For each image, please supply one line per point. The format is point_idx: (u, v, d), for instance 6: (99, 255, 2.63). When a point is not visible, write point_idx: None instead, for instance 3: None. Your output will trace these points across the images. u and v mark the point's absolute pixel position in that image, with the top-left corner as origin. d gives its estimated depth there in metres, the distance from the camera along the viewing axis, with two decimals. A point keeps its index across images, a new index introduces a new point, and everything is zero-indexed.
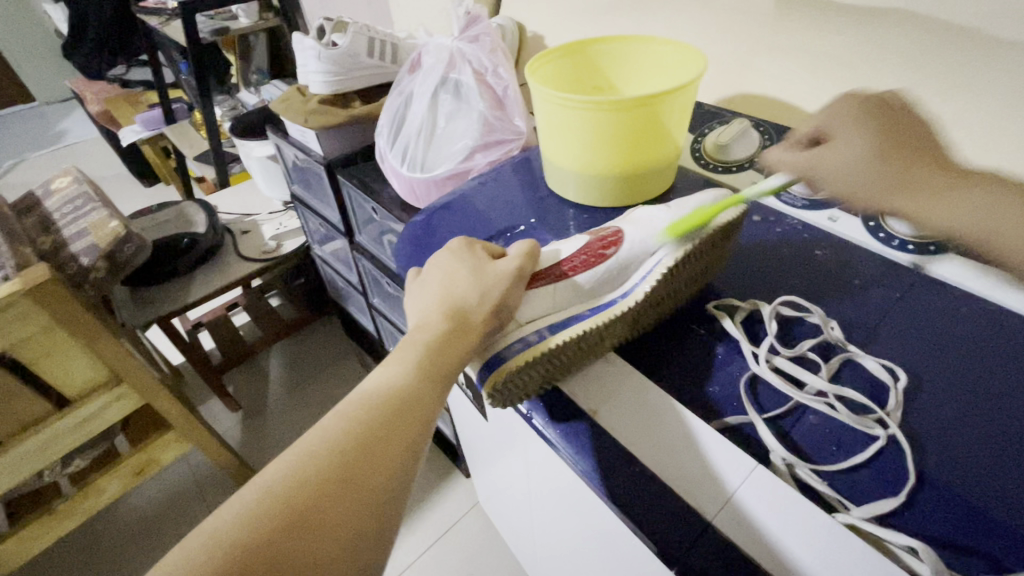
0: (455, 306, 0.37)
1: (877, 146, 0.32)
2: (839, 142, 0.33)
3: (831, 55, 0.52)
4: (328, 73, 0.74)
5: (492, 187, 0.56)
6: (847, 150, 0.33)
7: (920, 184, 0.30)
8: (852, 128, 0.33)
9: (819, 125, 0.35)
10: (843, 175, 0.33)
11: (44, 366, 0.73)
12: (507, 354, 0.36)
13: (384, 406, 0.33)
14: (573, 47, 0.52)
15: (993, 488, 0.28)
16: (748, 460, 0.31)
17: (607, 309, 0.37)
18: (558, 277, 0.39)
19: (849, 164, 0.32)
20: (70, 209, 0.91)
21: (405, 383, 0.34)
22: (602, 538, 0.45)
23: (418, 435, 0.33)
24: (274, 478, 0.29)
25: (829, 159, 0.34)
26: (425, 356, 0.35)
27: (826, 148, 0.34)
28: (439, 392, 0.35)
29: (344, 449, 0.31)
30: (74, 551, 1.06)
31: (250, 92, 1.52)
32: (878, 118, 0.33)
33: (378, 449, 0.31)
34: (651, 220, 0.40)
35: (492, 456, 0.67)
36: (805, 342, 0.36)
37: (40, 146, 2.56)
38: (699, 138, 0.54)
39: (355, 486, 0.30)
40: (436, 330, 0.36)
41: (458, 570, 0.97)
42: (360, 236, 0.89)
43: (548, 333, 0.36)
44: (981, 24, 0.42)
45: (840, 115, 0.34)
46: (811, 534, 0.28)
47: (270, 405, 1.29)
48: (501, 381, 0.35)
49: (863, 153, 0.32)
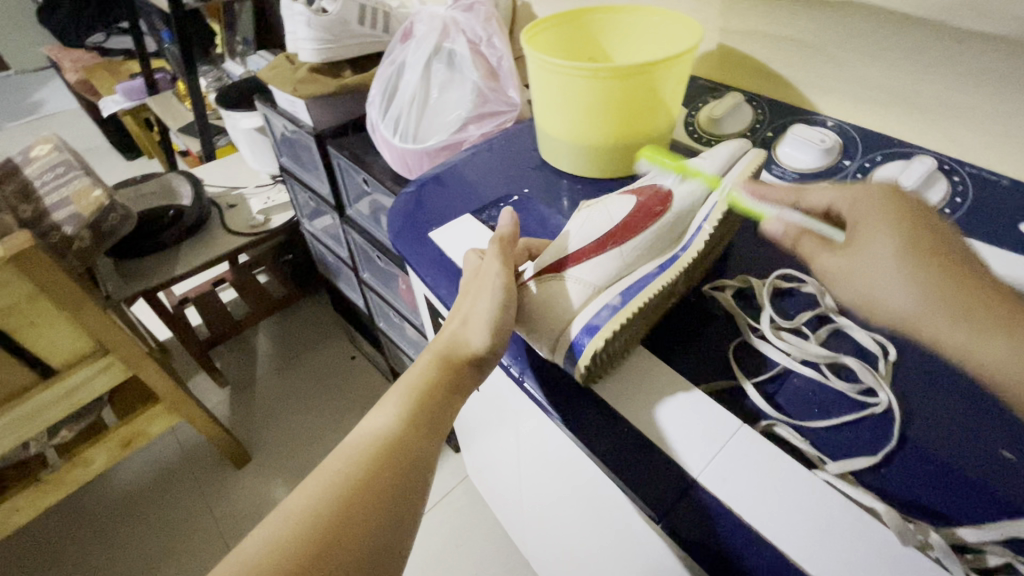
0: (443, 345, 0.40)
1: (920, 258, 0.31)
2: (865, 241, 0.33)
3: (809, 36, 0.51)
4: (318, 41, 0.73)
5: (486, 158, 0.56)
6: (874, 251, 0.32)
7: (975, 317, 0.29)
8: (881, 226, 0.32)
9: (836, 206, 0.36)
10: (898, 305, 0.31)
11: (29, 337, 0.71)
12: (598, 322, 0.34)
13: (370, 455, 0.35)
14: (568, 16, 0.51)
15: (962, 446, 0.30)
16: (734, 420, 0.32)
17: (675, 261, 0.37)
18: (619, 240, 0.38)
19: (889, 276, 0.31)
20: (52, 175, 0.89)
21: (391, 429, 0.36)
22: (590, 505, 0.46)
23: (401, 460, 0.35)
24: (263, 540, 0.30)
25: (854, 265, 0.33)
26: (409, 404, 0.37)
27: (851, 247, 0.33)
28: (425, 423, 0.37)
29: (330, 501, 0.32)
30: (62, 521, 1.06)
31: (236, 63, 1.48)
32: (915, 214, 0.33)
33: (366, 500, 0.33)
34: (694, 172, 0.43)
35: (483, 429, 0.68)
36: (801, 315, 0.36)
37: (14, 117, 2.46)
38: (692, 111, 0.54)
39: (342, 538, 0.31)
40: (424, 374, 0.39)
41: (447, 542, 0.99)
42: (350, 211, 0.88)
43: (620, 303, 0.35)
44: (937, 15, 0.42)
45: (863, 206, 0.34)
46: (786, 487, 0.29)
47: (259, 380, 1.29)
48: (599, 350, 0.33)
49: (900, 266, 0.31)
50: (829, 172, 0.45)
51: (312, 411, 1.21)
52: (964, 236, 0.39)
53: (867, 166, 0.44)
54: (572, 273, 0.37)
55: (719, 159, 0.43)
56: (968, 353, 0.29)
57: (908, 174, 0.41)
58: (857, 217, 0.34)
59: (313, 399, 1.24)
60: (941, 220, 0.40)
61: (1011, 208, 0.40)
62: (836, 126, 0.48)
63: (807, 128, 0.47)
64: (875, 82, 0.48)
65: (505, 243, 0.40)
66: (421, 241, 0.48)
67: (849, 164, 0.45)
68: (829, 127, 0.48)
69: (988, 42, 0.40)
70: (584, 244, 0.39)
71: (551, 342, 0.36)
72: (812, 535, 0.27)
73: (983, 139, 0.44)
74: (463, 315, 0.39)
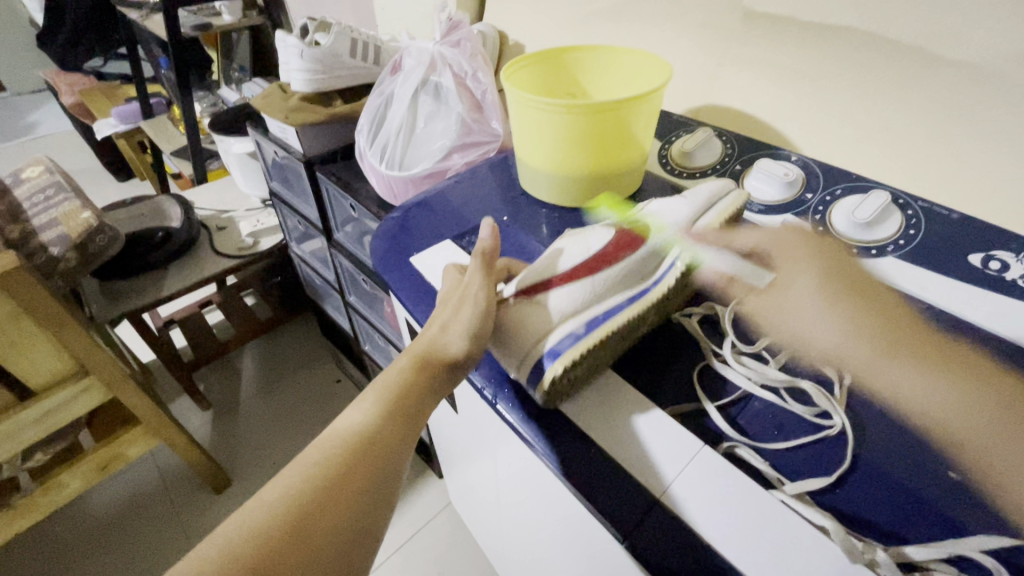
0: (421, 349, 0.40)
1: (832, 295, 0.39)
2: (787, 279, 0.41)
3: (778, 72, 0.54)
4: (310, 71, 0.75)
5: (470, 185, 0.58)
6: (796, 287, 0.40)
7: (899, 352, 0.35)
8: (802, 267, 0.41)
9: (761, 247, 0.43)
10: (822, 336, 0.37)
11: (9, 357, 0.71)
12: (561, 347, 0.35)
13: (345, 450, 0.35)
14: (547, 54, 0.54)
15: (916, 469, 0.31)
16: (696, 441, 0.33)
17: (643, 296, 0.38)
18: (593, 270, 0.39)
19: (810, 306, 0.39)
20: (42, 197, 0.90)
21: (368, 424, 0.37)
22: (564, 529, 0.46)
23: (374, 466, 0.35)
24: (233, 530, 0.31)
25: (780, 302, 0.40)
26: (388, 400, 0.38)
27: (773, 286, 0.41)
28: (400, 429, 0.37)
29: (303, 495, 0.32)
30: (32, 548, 1.03)
31: (232, 89, 1.51)
32: (834, 265, 0.42)
33: (337, 494, 0.33)
34: (674, 210, 0.43)
35: (463, 455, 0.68)
36: (761, 339, 0.38)
37: (6, 138, 2.48)
38: (666, 145, 0.57)
39: (312, 531, 0.31)
40: (402, 376, 0.40)
41: (427, 569, 0.97)
42: (338, 234, 0.90)
43: (584, 332, 0.35)
44: (925, 45, 0.45)
45: (782, 245, 0.43)
46: (744, 503, 0.30)
47: (242, 403, 1.28)
48: (559, 376, 0.34)
49: (818, 296, 0.39)
50: (792, 205, 0.47)
51: (294, 434, 1.20)
52: (918, 265, 0.41)
53: (829, 199, 0.47)
54: (546, 299, 0.38)
55: (700, 198, 0.44)
56: (858, 367, 0.35)
57: (865, 207, 0.44)
58: (779, 261, 0.42)
59: (297, 423, 1.22)
60: (897, 250, 0.42)
61: (961, 240, 0.42)
62: (800, 162, 0.50)
63: (772, 162, 0.49)
64: (841, 124, 0.51)
65: (488, 261, 0.42)
66: (402, 265, 0.50)
67: (811, 197, 0.47)
68: (793, 161, 0.50)
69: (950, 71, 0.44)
70: (555, 274, 0.39)
71: (519, 362, 0.37)
72: (772, 557, 0.28)
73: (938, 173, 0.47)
74: (442, 322, 0.40)
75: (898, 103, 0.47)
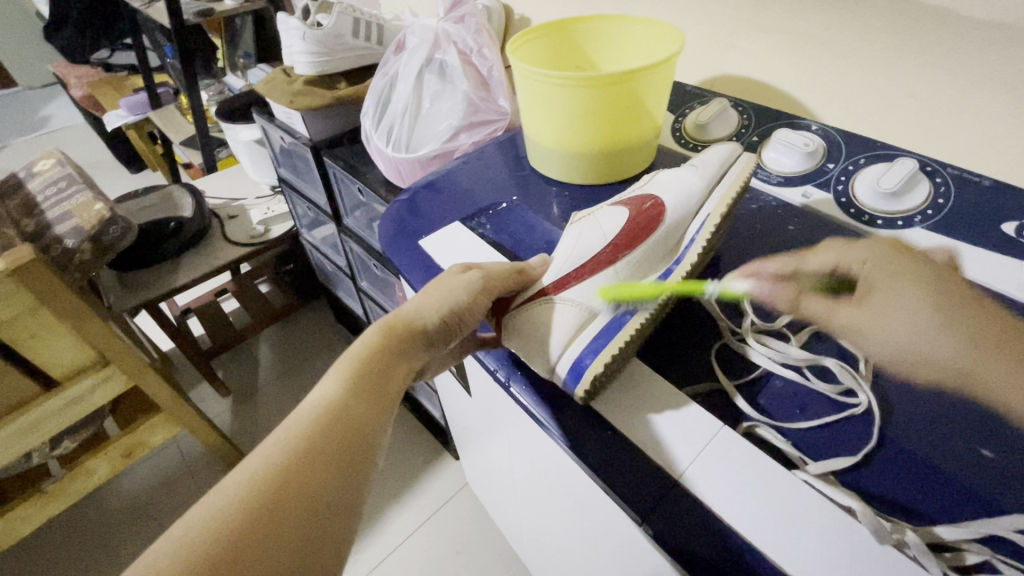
0: (396, 319, 0.38)
1: (938, 310, 0.34)
2: (886, 296, 0.35)
3: (796, 37, 0.51)
4: (312, 54, 0.74)
5: (477, 165, 0.56)
6: (897, 309, 0.34)
7: (1001, 355, 0.32)
8: (898, 281, 0.35)
9: (842, 266, 0.38)
10: (935, 352, 0.32)
11: (31, 349, 0.72)
12: (596, 347, 0.35)
13: (309, 428, 0.31)
14: (553, 26, 0.52)
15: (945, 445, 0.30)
16: (714, 422, 0.32)
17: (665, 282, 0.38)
18: (611, 259, 0.39)
19: (922, 326, 0.33)
20: (54, 190, 0.90)
21: (333, 398, 0.33)
22: (582, 511, 0.46)
23: (344, 443, 0.32)
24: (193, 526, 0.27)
25: (870, 316, 0.35)
26: (357, 371, 0.35)
27: (866, 297, 0.35)
28: (370, 403, 0.34)
29: (267, 480, 0.29)
30: (66, 532, 1.07)
31: (237, 76, 1.50)
32: (927, 273, 0.36)
33: (305, 478, 0.30)
34: (686, 182, 0.43)
35: (479, 438, 0.68)
36: (781, 316, 0.37)
37: (22, 133, 2.51)
38: (679, 117, 0.55)
39: (282, 519, 0.28)
40: (369, 346, 0.36)
41: (447, 549, 0.99)
42: (347, 220, 0.89)
43: (615, 327, 0.36)
44: (956, 6, 0.41)
45: (877, 264, 0.37)
46: (764, 484, 0.29)
47: (260, 389, 1.30)
48: (599, 375, 0.34)
49: (921, 311, 0.34)
50: (812, 176, 0.46)
51: None
52: (945, 236, 0.39)
53: (851, 169, 0.45)
54: (565, 294, 0.38)
55: (710, 168, 0.43)
56: (947, 370, 0.32)
57: (890, 175, 0.42)
58: (869, 278, 0.36)
59: None
60: (924, 221, 0.40)
61: (992, 208, 0.40)
62: (820, 131, 0.48)
63: (791, 132, 0.47)
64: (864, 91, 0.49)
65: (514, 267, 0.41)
66: (411, 249, 0.49)
67: (832, 167, 0.45)
68: (813, 131, 0.48)
69: (980, 29, 0.41)
70: (572, 267, 0.39)
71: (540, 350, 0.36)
72: (795, 539, 0.27)
73: (966, 139, 0.45)
74: (428, 297, 0.38)
75: (924, 66, 0.45)
